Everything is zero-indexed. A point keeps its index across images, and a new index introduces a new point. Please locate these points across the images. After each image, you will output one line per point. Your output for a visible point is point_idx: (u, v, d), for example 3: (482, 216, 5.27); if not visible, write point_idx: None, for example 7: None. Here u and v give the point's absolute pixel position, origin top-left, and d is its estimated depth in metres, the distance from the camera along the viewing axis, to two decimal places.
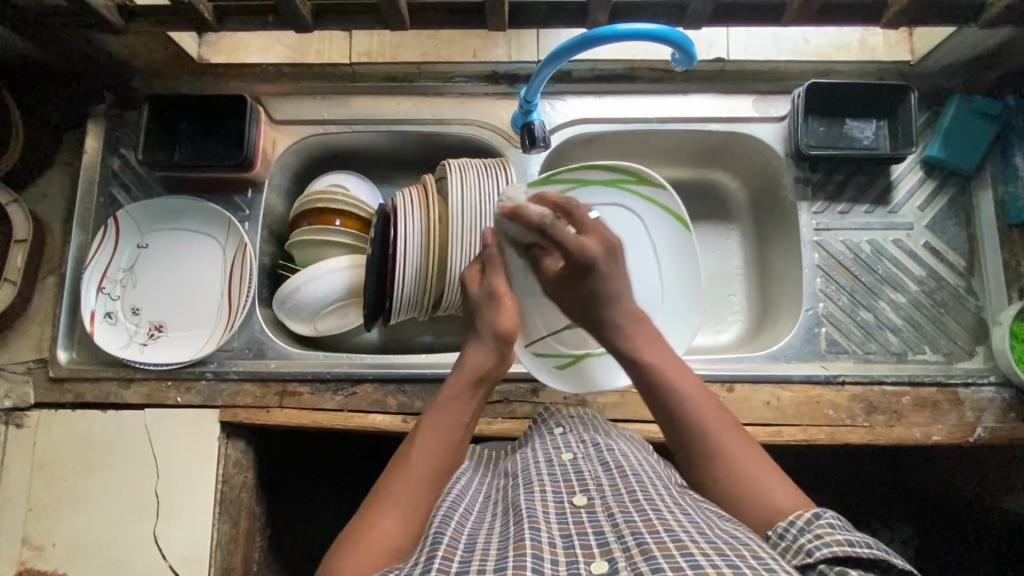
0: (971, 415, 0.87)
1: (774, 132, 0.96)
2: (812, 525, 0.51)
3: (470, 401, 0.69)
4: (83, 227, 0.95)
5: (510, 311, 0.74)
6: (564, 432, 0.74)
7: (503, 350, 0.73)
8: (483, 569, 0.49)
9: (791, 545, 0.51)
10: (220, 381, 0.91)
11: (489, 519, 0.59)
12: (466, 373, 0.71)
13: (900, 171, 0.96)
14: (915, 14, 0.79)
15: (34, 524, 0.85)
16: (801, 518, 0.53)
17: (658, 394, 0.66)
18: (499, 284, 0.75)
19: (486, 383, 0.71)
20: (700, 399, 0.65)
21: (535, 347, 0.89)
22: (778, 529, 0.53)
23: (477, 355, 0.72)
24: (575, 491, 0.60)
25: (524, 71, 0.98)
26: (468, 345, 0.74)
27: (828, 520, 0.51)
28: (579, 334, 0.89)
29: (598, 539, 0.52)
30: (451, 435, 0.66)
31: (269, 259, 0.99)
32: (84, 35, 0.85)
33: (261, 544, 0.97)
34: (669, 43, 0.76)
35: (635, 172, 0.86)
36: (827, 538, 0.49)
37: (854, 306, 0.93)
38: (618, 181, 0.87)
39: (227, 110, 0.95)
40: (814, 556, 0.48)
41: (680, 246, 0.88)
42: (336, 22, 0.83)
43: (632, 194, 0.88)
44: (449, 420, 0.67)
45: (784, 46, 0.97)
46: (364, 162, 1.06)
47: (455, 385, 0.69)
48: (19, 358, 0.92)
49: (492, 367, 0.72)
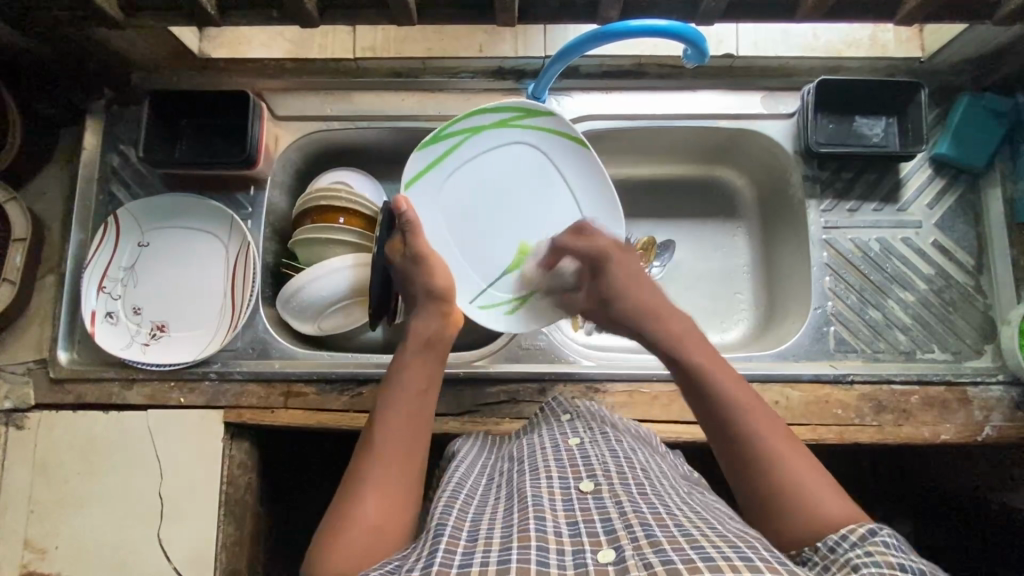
0: (979, 414, 0.87)
1: (783, 130, 0.96)
2: (865, 542, 0.50)
3: (424, 366, 0.71)
4: (82, 225, 0.94)
5: (439, 270, 0.79)
6: (570, 417, 0.74)
7: (443, 311, 0.76)
8: (487, 562, 0.48)
9: (839, 558, 0.50)
10: (224, 381, 0.90)
11: (494, 506, 0.58)
12: (413, 341, 0.73)
13: (910, 169, 0.96)
14: (929, 11, 0.78)
15: (36, 527, 0.84)
16: (854, 533, 0.51)
17: (699, 387, 0.66)
18: (423, 247, 0.79)
19: (436, 347, 0.73)
20: (747, 397, 0.64)
21: (478, 300, 0.91)
22: (829, 541, 0.52)
23: (422, 322, 0.75)
24: (581, 478, 0.59)
25: (531, 66, 0.97)
26: (412, 316, 0.77)
27: (883, 538, 0.50)
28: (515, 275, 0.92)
29: (605, 526, 0.51)
30: (412, 404, 0.66)
31: (273, 258, 0.98)
32: (81, 29, 0.83)
33: (265, 544, 0.97)
34: (682, 40, 0.75)
35: (522, 106, 0.89)
36: (877, 557, 0.48)
37: (862, 305, 0.93)
38: (508, 119, 0.90)
39: (229, 107, 0.94)
40: (860, 571, 0.47)
41: (582, 162, 0.90)
42: (342, 16, 0.81)
43: (527, 129, 0.90)
44: (407, 390, 0.67)
45: (795, 41, 0.95)
46: (366, 159, 1.05)
47: (407, 356, 0.71)
48: (18, 358, 0.91)
49: (439, 331, 0.74)
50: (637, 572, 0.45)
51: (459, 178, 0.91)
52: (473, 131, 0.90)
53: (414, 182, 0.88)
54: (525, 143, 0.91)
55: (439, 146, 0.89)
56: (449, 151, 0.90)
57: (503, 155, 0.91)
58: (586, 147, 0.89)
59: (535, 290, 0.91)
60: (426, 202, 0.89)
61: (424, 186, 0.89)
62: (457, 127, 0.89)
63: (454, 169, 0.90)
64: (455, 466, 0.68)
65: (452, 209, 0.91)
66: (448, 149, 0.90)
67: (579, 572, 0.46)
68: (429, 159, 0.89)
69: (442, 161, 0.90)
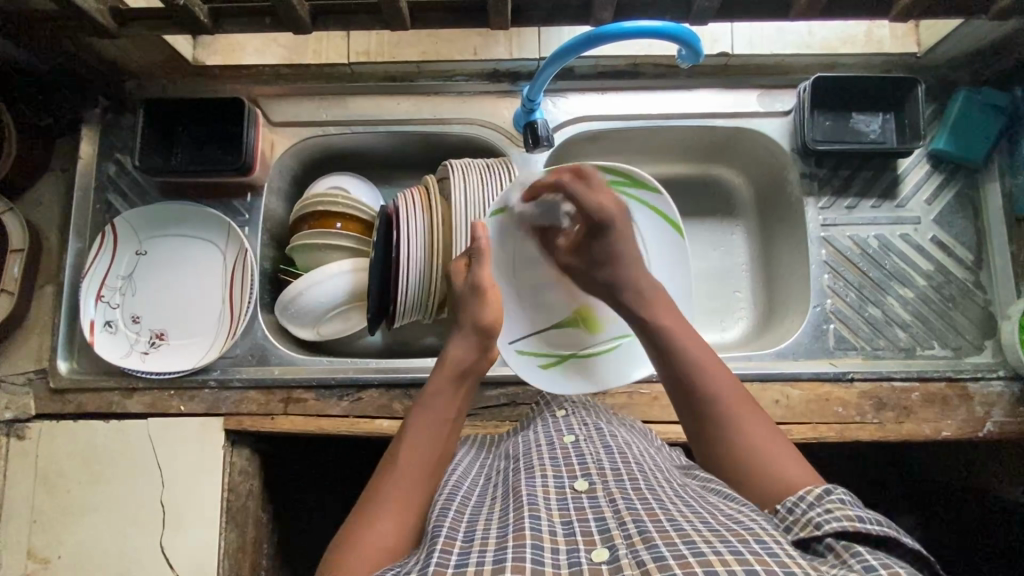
0: (980, 410, 0.86)
1: (779, 127, 0.95)
2: (822, 500, 0.51)
3: (456, 394, 0.70)
4: (80, 235, 0.94)
5: (493, 304, 0.74)
6: (565, 415, 0.74)
7: (483, 344, 0.73)
8: (483, 561, 0.48)
9: (800, 518, 0.51)
10: (224, 389, 0.90)
11: (490, 505, 0.58)
12: (448, 368, 0.71)
13: (907, 165, 0.95)
14: (924, 7, 0.77)
15: (38, 537, 0.84)
16: (811, 493, 0.52)
17: (667, 352, 0.66)
18: (484, 279, 0.75)
19: (468, 378, 0.72)
20: (714, 366, 0.64)
21: (520, 344, 0.87)
22: (787, 504, 0.53)
23: (458, 348, 0.72)
24: (576, 476, 0.59)
25: (525, 68, 0.97)
26: (449, 339, 0.74)
27: (838, 496, 0.51)
28: (567, 333, 0.89)
29: (599, 525, 0.51)
30: (437, 432, 0.66)
31: (271, 264, 0.98)
32: (75, 39, 0.83)
33: (268, 549, 0.97)
34: (677, 40, 0.74)
35: (631, 175, 0.83)
36: (837, 513, 0.49)
37: (862, 302, 0.92)
38: (613, 183, 0.85)
39: (225, 115, 0.94)
40: (822, 529, 0.48)
41: (669, 246, 0.86)
42: (334, 21, 0.81)
43: (627, 197, 0.85)
44: (433, 417, 0.67)
45: (789, 38, 0.95)
46: (362, 163, 1.05)
47: (437, 380, 0.70)
48: (18, 369, 0.91)
49: (475, 361, 0.72)
50: (630, 571, 0.45)
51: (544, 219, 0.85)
52: None
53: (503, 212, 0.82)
54: None
55: None
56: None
57: None
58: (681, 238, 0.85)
59: (580, 352, 0.88)
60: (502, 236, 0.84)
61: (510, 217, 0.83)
62: None
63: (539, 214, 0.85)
64: (452, 467, 0.68)
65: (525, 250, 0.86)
66: None
67: (574, 571, 0.46)
68: None
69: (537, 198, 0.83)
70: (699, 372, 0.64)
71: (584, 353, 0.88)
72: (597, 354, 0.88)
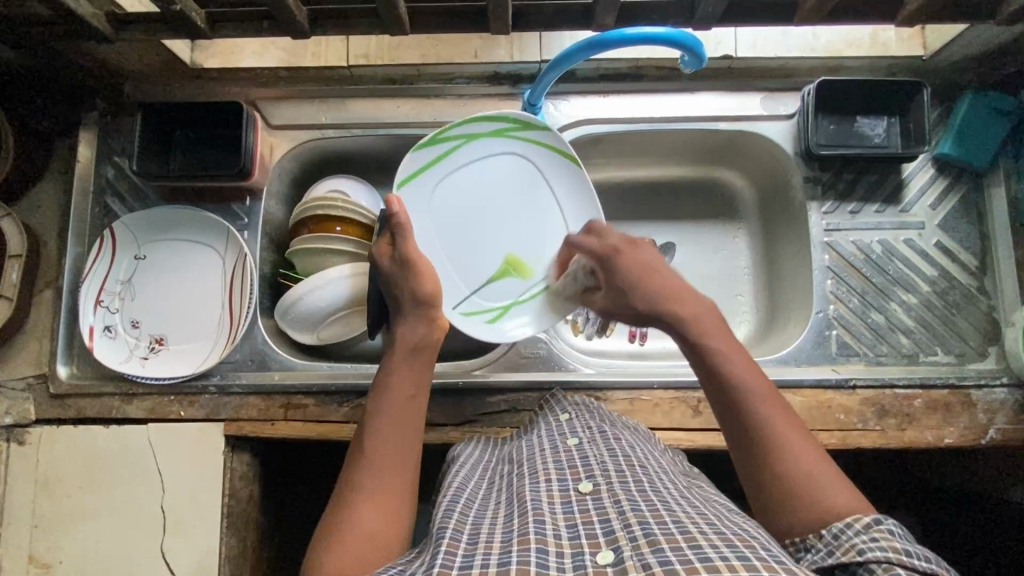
0: (983, 417, 0.86)
1: (783, 130, 0.95)
2: (870, 530, 0.50)
3: (413, 370, 0.70)
4: (79, 239, 0.93)
5: (428, 275, 0.75)
6: (569, 417, 0.74)
7: (429, 314, 0.73)
8: (487, 563, 0.47)
9: (843, 544, 0.50)
10: (224, 394, 0.90)
11: (494, 509, 0.58)
12: (400, 346, 0.71)
13: (912, 169, 0.94)
14: (931, 12, 0.76)
15: (39, 543, 0.84)
16: (858, 521, 0.51)
17: (711, 368, 0.64)
18: (410, 251, 0.75)
19: (422, 352, 0.71)
20: (763, 388, 0.62)
21: (462, 306, 0.88)
22: (833, 529, 0.52)
23: (405, 326, 0.72)
24: (580, 478, 0.59)
25: (526, 71, 0.96)
26: (396, 321, 0.74)
27: (888, 526, 0.50)
28: (501, 285, 0.90)
29: (604, 528, 0.51)
30: (401, 412, 0.66)
31: (270, 268, 0.98)
32: (71, 43, 0.82)
33: (267, 553, 0.97)
34: (679, 46, 0.73)
35: (522, 119, 0.88)
36: (883, 543, 0.48)
37: (864, 308, 0.92)
38: (507, 131, 0.90)
39: (223, 118, 0.93)
40: (866, 556, 0.47)
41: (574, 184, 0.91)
42: (333, 25, 0.80)
43: (524, 141, 0.90)
44: (394, 399, 0.66)
45: (794, 41, 0.93)
46: (362, 166, 1.04)
47: (393, 361, 0.70)
48: (18, 374, 0.91)
49: (426, 334, 0.72)
50: (635, 573, 0.44)
51: (451, 183, 0.89)
52: (470, 137, 0.89)
53: (409, 181, 0.86)
54: (521, 156, 0.91)
55: (435, 150, 0.87)
56: (445, 155, 0.88)
57: (496, 163, 0.91)
58: (579, 167, 0.90)
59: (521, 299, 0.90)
60: (419, 204, 0.87)
61: (418, 185, 0.87)
62: (455, 131, 0.88)
63: (448, 174, 0.89)
64: (456, 470, 0.68)
65: (444, 215, 0.89)
66: (442, 154, 0.88)
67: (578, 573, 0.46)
68: (429, 158, 0.87)
69: (435, 167, 0.88)
70: (746, 395, 0.61)
71: (524, 299, 0.91)
72: (534, 297, 0.91)
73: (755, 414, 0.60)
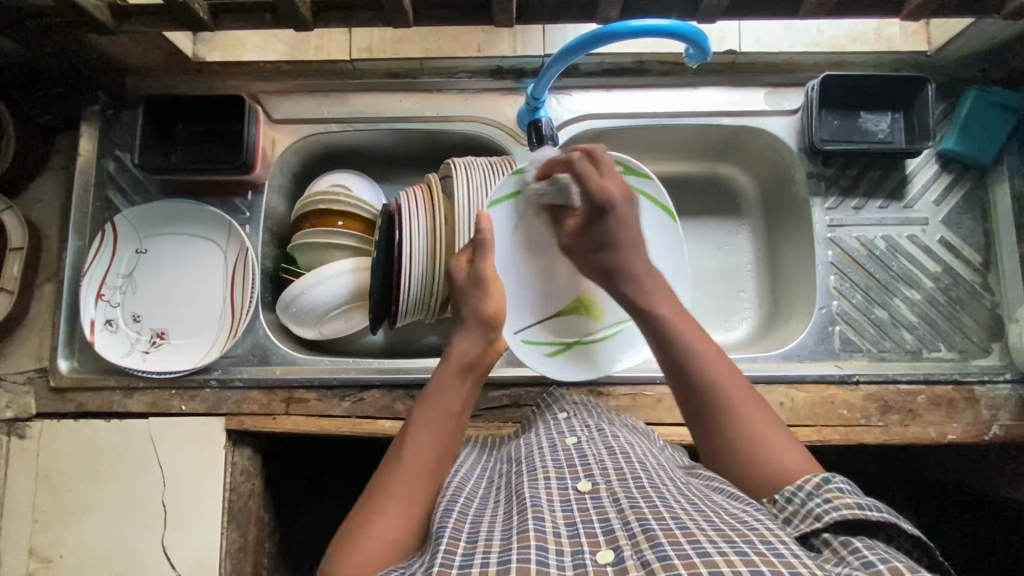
0: (987, 413, 0.86)
1: (786, 126, 0.94)
2: (820, 489, 0.51)
3: (462, 387, 0.69)
4: (80, 232, 0.93)
5: (496, 296, 0.75)
6: (567, 416, 0.74)
7: (487, 337, 0.74)
8: (487, 563, 0.47)
9: (799, 509, 0.51)
10: (225, 388, 0.90)
11: (494, 509, 0.58)
12: (453, 361, 0.71)
13: (916, 165, 0.94)
14: (935, 6, 0.76)
15: (40, 537, 0.83)
16: (809, 482, 0.52)
17: (663, 338, 0.64)
18: (487, 272, 0.75)
19: (474, 371, 0.72)
20: (715, 354, 0.62)
21: (524, 334, 0.85)
22: (784, 491, 0.53)
23: (464, 343, 0.72)
24: (579, 477, 0.59)
25: (530, 65, 0.96)
26: (455, 334, 0.74)
27: (836, 483, 0.51)
28: (569, 320, 0.87)
29: (604, 526, 0.51)
30: (444, 425, 0.66)
31: (272, 262, 0.97)
32: (73, 35, 0.81)
33: (269, 548, 0.97)
34: (682, 38, 0.73)
35: (627, 163, 0.81)
36: (836, 503, 0.49)
37: (868, 304, 0.92)
38: None
39: (225, 111, 0.93)
40: (822, 522, 0.48)
41: (667, 237, 0.84)
42: (336, 18, 0.80)
43: None
44: (439, 411, 0.67)
45: (798, 36, 0.93)
46: (365, 161, 1.04)
47: (443, 374, 0.70)
48: (18, 367, 0.91)
49: (480, 354, 0.72)
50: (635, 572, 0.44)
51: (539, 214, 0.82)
52: None
53: (499, 204, 0.80)
54: None
55: (532, 178, 0.80)
56: None
57: None
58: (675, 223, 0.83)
59: (586, 338, 0.87)
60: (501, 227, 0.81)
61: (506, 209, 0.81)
62: None
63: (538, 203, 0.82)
64: (456, 467, 0.67)
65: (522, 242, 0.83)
66: None
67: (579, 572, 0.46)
68: (523, 184, 0.80)
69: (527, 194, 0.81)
70: (696, 355, 0.62)
71: (590, 340, 0.87)
72: (602, 338, 0.87)
73: (705, 377, 0.60)
